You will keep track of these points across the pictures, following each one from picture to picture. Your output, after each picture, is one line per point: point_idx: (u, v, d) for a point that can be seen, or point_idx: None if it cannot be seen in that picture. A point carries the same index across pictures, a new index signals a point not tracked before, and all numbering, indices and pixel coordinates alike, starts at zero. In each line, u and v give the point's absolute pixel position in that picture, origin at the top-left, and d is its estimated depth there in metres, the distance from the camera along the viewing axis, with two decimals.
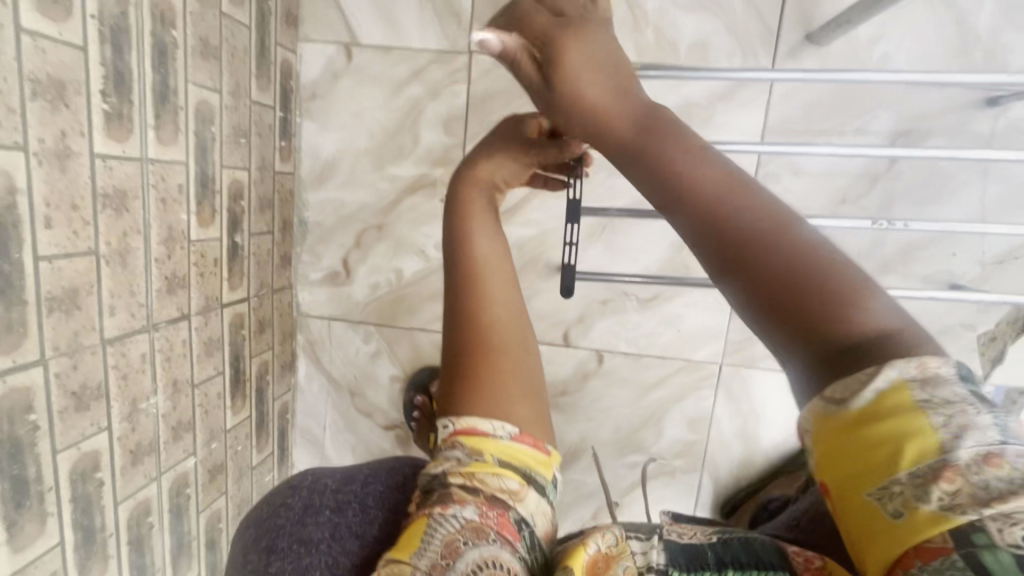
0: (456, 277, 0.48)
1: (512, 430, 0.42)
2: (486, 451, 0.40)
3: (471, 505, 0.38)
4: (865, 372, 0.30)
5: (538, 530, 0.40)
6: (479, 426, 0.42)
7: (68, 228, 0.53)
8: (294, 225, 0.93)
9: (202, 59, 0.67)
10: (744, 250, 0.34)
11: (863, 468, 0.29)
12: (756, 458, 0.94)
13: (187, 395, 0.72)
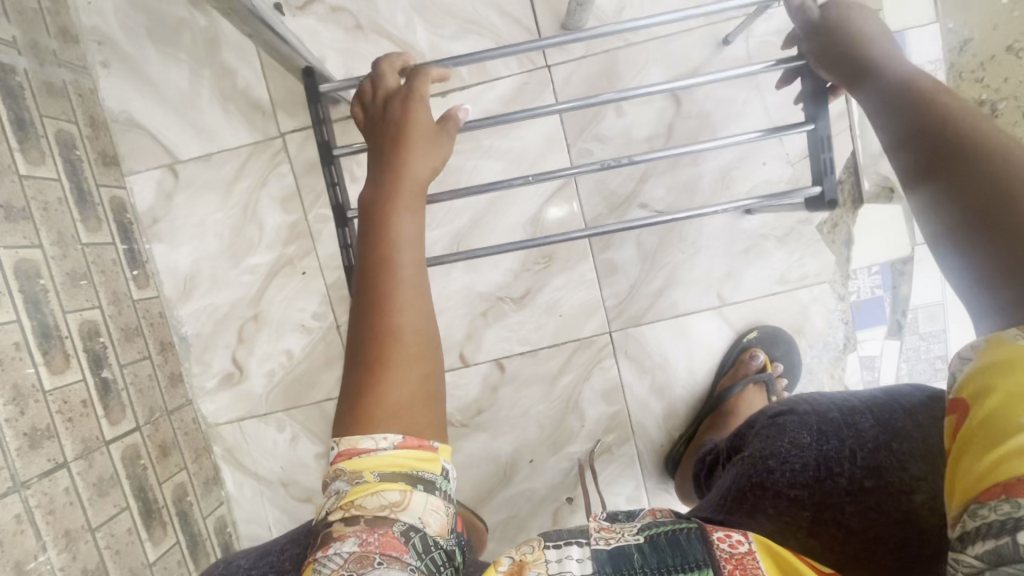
0: (381, 283, 0.52)
1: (396, 439, 0.45)
2: (365, 471, 0.44)
3: (352, 537, 0.42)
4: None
5: (427, 530, 0.43)
6: (357, 444, 0.45)
7: None
8: (176, 343, 0.95)
9: (9, 222, 0.70)
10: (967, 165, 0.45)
11: (1008, 397, 0.33)
12: (679, 407, 0.96)
13: (87, 542, 0.71)
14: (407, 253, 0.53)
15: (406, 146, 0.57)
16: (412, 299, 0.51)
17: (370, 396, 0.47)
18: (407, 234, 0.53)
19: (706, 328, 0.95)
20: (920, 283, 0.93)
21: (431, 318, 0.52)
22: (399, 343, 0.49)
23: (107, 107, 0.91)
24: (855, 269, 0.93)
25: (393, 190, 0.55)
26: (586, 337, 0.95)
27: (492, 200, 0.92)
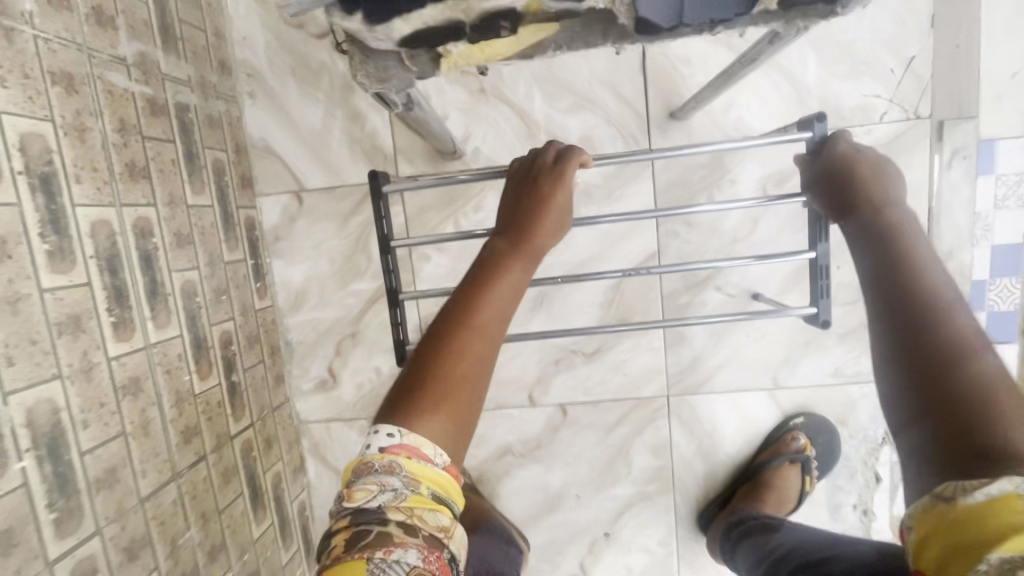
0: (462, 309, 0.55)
1: (447, 460, 0.48)
2: (423, 484, 0.46)
3: (413, 548, 0.43)
4: (979, 480, 0.38)
5: (458, 561, 0.47)
6: (423, 448, 0.48)
7: (101, 422, 0.67)
8: (282, 348, 1.08)
9: (179, 249, 0.82)
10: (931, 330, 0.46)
11: (940, 553, 0.38)
12: (719, 470, 1.06)
13: (215, 522, 0.85)
14: (498, 299, 0.56)
15: (548, 202, 0.63)
16: (489, 324, 0.54)
17: (419, 390, 0.50)
18: (512, 275, 0.58)
19: (757, 407, 1.04)
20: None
21: (484, 367, 0.53)
22: (464, 356, 0.52)
23: (248, 133, 1.01)
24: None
25: (522, 237, 0.61)
26: (645, 396, 1.05)
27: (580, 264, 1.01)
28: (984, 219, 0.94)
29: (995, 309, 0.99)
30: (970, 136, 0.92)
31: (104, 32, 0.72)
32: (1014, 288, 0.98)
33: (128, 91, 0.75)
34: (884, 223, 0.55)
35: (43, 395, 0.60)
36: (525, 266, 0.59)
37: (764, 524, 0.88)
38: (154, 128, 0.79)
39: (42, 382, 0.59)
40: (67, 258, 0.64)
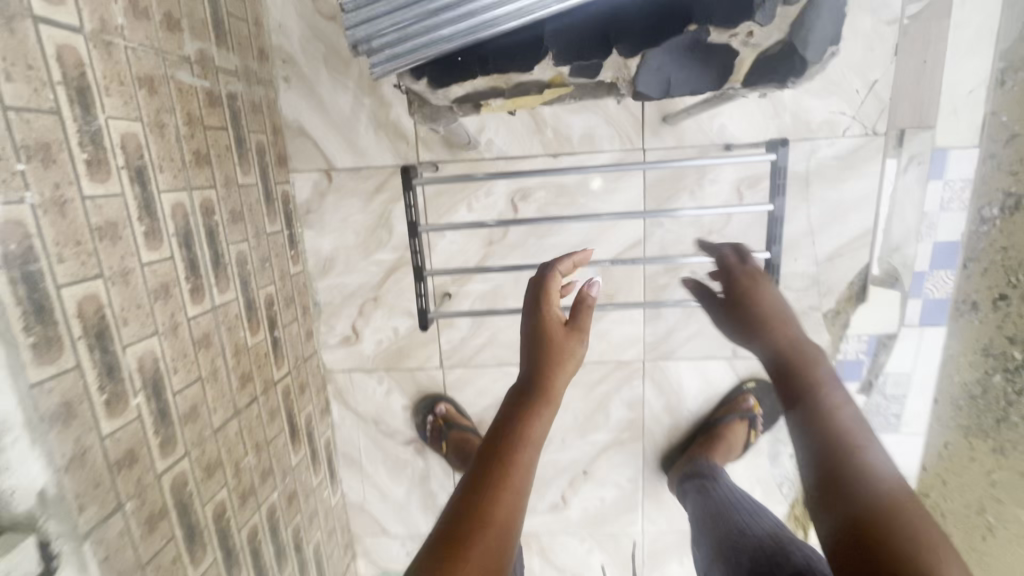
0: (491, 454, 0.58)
1: None
2: None
3: None
4: None
5: None
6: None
7: (184, 369, 0.82)
8: (312, 307, 1.23)
9: (234, 224, 0.96)
10: (838, 471, 0.57)
11: None
12: (681, 424, 1.26)
13: (265, 451, 1.03)
14: (526, 444, 0.59)
15: (558, 338, 0.69)
16: (515, 488, 0.56)
17: (455, 543, 0.52)
18: (538, 419, 0.62)
19: (718, 373, 1.23)
20: (899, 355, 1.21)
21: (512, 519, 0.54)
22: (490, 526, 0.53)
23: (283, 115, 1.12)
24: (849, 337, 1.20)
25: (540, 383, 0.64)
26: (624, 360, 1.23)
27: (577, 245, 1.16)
28: (931, 219, 1.11)
29: (930, 296, 1.17)
30: (927, 144, 1.07)
31: (173, 35, 0.82)
32: (948, 278, 1.16)
33: (192, 86, 0.86)
34: (781, 364, 0.69)
35: (148, 347, 0.75)
36: (546, 416, 0.63)
37: (718, 507, 0.96)
38: (212, 118, 0.90)
39: (147, 337, 0.75)
40: (157, 236, 0.77)
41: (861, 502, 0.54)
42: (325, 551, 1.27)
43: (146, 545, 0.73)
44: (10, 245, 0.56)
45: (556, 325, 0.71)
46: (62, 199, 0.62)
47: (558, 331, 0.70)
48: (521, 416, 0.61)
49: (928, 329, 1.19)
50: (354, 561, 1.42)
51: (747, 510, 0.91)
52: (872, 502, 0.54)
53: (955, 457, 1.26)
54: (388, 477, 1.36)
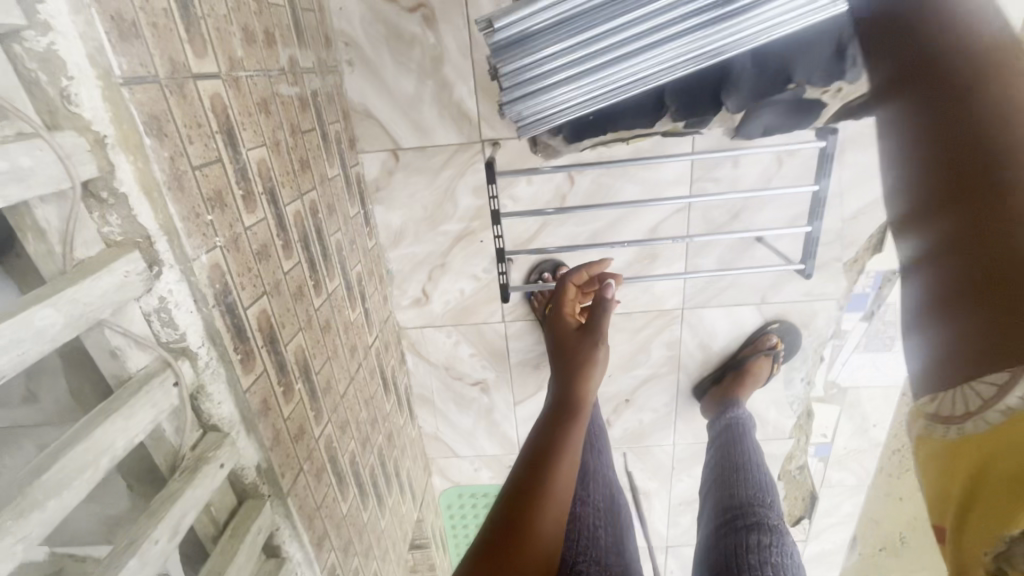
0: (536, 454, 0.84)
1: None
2: None
3: None
4: (989, 391, 0.34)
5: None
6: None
7: (318, 350, 0.97)
8: (386, 274, 1.36)
9: (330, 216, 1.05)
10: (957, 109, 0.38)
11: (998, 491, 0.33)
12: (712, 359, 1.47)
13: (370, 404, 1.22)
14: (563, 463, 0.82)
15: (582, 368, 0.97)
16: (561, 485, 0.80)
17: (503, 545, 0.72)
18: (572, 437, 0.86)
19: (748, 317, 1.41)
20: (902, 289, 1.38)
21: (551, 525, 0.76)
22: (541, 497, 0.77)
23: (350, 99, 1.17)
24: (863, 274, 1.36)
25: (569, 406, 0.91)
26: (665, 308, 1.40)
27: (627, 211, 1.29)
28: None
29: None
30: None
31: (271, 49, 0.86)
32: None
33: (290, 96, 0.92)
34: None
35: (298, 341, 0.89)
36: (574, 431, 0.87)
37: (730, 475, 1.14)
38: (305, 122, 0.97)
39: (297, 333, 0.89)
40: (289, 246, 0.88)
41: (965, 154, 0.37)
42: (412, 473, 1.52)
43: (318, 491, 0.93)
44: (216, 285, 0.68)
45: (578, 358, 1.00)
46: (235, 236, 0.73)
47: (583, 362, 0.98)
48: (559, 434, 0.86)
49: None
50: (431, 477, 1.70)
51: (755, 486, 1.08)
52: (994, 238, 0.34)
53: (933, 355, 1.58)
54: (456, 412, 1.58)
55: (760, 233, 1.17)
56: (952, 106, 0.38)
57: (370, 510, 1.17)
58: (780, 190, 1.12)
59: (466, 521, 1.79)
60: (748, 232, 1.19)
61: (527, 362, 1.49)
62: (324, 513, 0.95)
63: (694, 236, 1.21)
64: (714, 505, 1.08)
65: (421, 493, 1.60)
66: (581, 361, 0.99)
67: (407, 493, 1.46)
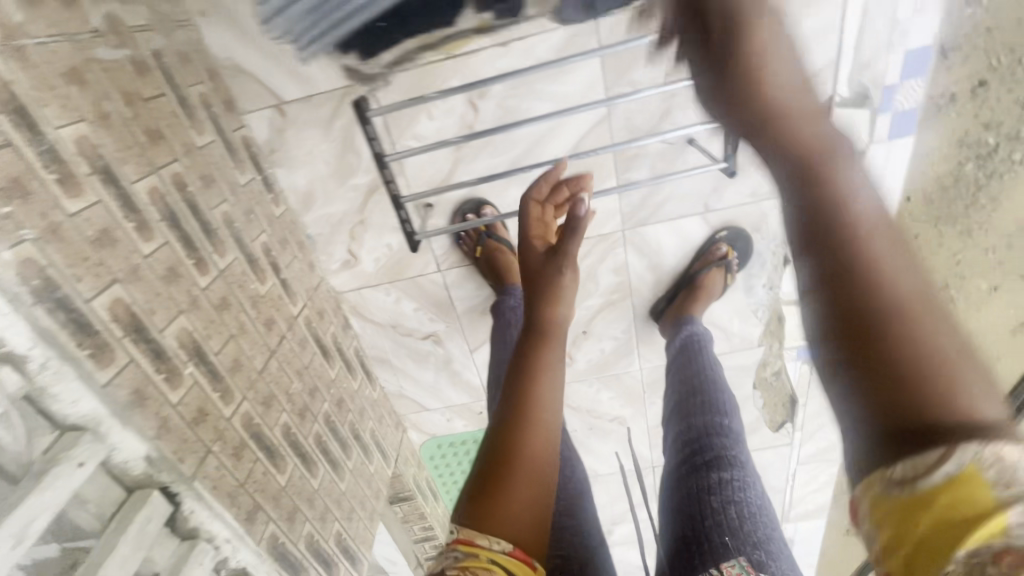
0: (515, 383, 0.81)
1: (506, 548, 0.67)
2: (480, 555, 0.66)
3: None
4: (932, 456, 0.32)
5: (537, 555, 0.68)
6: (475, 538, 0.68)
7: (212, 329, 0.93)
8: (307, 240, 1.30)
9: (209, 188, 0.99)
10: (828, 218, 0.40)
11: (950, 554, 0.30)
12: (665, 279, 1.39)
13: (305, 375, 1.19)
14: (543, 384, 0.80)
15: (546, 286, 0.92)
16: (538, 432, 0.76)
17: (490, 484, 0.71)
18: (551, 358, 0.84)
19: (693, 228, 1.32)
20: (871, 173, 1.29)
21: (545, 450, 0.75)
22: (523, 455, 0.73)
23: (215, 54, 1.06)
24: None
25: (544, 325, 0.88)
26: (605, 233, 1.32)
27: (543, 133, 1.18)
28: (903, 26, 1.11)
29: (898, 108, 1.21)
30: None
31: (74, 8, 0.76)
32: (918, 87, 1.18)
33: (116, 60, 0.83)
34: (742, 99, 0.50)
35: (179, 325, 0.85)
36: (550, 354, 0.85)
37: (690, 413, 1.09)
38: (147, 88, 0.88)
39: (175, 318, 0.84)
40: (147, 227, 0.82)
41: (848, 258, 0.38)
42: (379, 433, 1.53)
43: (239, 469, 0.92)
44: (33, 281, 0.63)
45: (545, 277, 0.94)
46: (54, 225, 0.67)
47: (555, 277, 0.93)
48: (542, 359, 0.84)
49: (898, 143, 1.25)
50: (406, 433, 1.71)
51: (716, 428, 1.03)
52: (877, 315, 0.36)
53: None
54: (416, 367, 1.56)
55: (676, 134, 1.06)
56: (818, 210, 0.40)
57: (321, 476, 1.18)
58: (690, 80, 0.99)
59: (450, 468, 1.82)
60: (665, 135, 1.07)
61: (474, 309, 1.44)
62: (252, 488, 0.95)
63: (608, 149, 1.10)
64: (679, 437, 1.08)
65: (395, 449, 1.63)
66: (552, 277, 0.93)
67: (374, 453, 1.47)
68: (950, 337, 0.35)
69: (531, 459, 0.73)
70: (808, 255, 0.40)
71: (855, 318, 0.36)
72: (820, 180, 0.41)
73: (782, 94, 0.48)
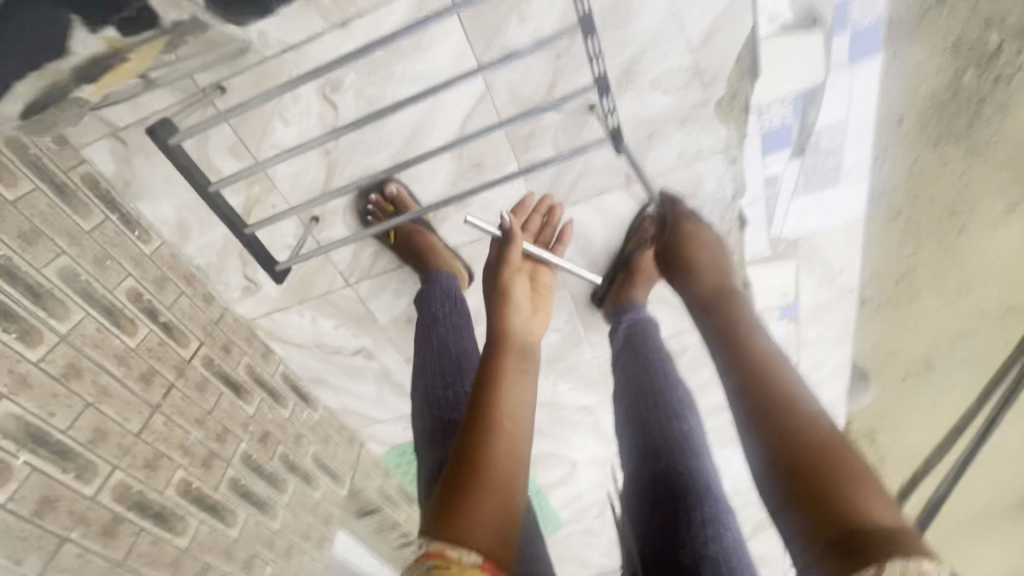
0: (489, 365, 0.76)
1: (477, 556, 0.56)
2: (451, 562, 0.55)
3: None
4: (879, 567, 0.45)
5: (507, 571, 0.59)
6: (446, 552, 0.56)
7: (53, 406, 0.84)
8: (197, 272, 1.19)
9: (34, 247, 0.88)
10: (771, 399, 0.60)
11: None
12: (599, 262, 1.24)
13: (210, 420, 1.12)
14: (518, 370, 0.77)
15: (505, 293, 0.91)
16: (506, 435, 0.67)
17: (469, 469, 0.63)
18: (516, 349, 0.80)
19: (620, 204, 1.13)
20: (828, 108, 1.06)
21: (513, 441, 0.67)
22: (498, 469, 0.63)
23: None
24: (760, 108, 1.05)
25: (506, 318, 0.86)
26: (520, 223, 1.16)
27: (418, 121, 1.00)
28: None
29: (858, 20, 0.98)
30: None
31: None
32: None
33: None
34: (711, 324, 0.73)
35: (1, 413, 0.77)
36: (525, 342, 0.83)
37: (644, 424, 0.90)
38: None
39: None
40: None
41: (792, 430, 0.57)
42: (325, 454, 1.47)
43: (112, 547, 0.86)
44: None
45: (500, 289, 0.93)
46: None
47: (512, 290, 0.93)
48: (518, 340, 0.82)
49: (862, 67, 1.02)
50: (363, 445, 1.65)
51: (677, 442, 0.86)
52: (815, 452, 0.54)
53: (903, 195, 1.20)
54: (354, 383, 1.47)
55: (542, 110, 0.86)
56: (764, 396, 0.60)
57: (241, 522, 1.13)
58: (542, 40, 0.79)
59: None
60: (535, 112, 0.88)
61: (398, 319, 1.32)
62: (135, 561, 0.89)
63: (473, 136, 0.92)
64: (632, 460, 0.88)
65: (349, 465, 1.57)
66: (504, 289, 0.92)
67: (319, 478, 1.41)
68: (859, 459, 0.54)
69: (509, 438, 0.67)
70: (760, 423, 0.59)
71: (799, 461, 0.54)
72: (770, 382, 0.61)
73: (739, 317, 0.72)
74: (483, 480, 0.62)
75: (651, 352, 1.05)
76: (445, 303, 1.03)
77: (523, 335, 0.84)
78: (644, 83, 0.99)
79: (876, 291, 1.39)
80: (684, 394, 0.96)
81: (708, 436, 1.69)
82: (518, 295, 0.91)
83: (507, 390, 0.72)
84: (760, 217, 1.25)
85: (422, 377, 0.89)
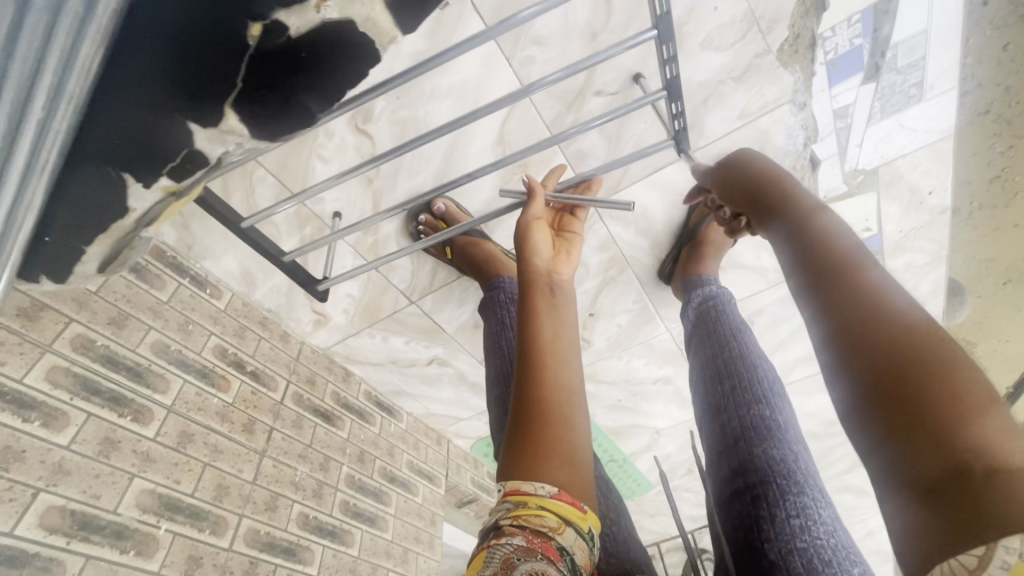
0: (523, 317, 0.72)
1: (552, 490, 0.56)
2: (529, 501, 0.55)
3: (518, 537, 0.52)
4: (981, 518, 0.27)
5: (590, 520, 0.58)
6: (522, 486, 0.56)
7: (178, 473, 0.90)
8: (269, 315, 1.22)
9: (126, 329, 0.92)
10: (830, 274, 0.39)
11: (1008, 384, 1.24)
12: (662, 238, 1.17)
13: (312, 452, 1.18)
14: (546, 322, 0.70)
15: (528, 241, 0.85)
16: (560, 375, 0.65)
17: (528, 430, 0.60)
18: (541, 297, 0.75)
19: (681, 178, 1.05)
20: (903, 24, 0.90)
21: (571, 386, 0.64)
22: (554, 401, 0.62)
23: None
24: (821, 38, 0.92)
25: (530, 268, 0.80)
26: None
27: (455, 135, 0.96)
28: None
29: None
30: None
31: None
32: None
33: None
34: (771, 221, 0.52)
35: (136, 491, 0.84)
36: (558, 292, 0.77)
37: (721, 410, 0.80)
38: None
39: (128, 487, 0.83)
40: (59, 416, 0.79)
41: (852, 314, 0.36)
42: (418, 459, 1.53)
43: None
44: None
45: (519, 236, 0.86)
46: None
47: (530, 239, 0.85)
48: (536, 293, 0.75)
49: None
50: (450, 441, 1.71)
51: (755, 427, 0.74)
52: (881, 348, 0.34)
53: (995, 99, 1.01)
54: (432, 389, 1.50)
55: (591, 126, 0.81)
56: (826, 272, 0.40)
57: (358, 539, 1.20)
58: (585, 62, 0.72)
59: None
60: (583, 127, 0.82)
61: (465, 325, 1.32)
62: None
63: (515, 156, 0.88)
64: (711, 426, 0.81)
65: (442, 463, 1.63)
66: (523, 236, 0.86)
67: (418, 483, 1.48)
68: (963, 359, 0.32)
69: (554, 392, 0.63)
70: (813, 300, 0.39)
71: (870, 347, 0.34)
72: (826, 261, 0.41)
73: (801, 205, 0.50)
74: (550, 425, 0.60)
75: (725, 333, 0.93)
76: (508, 307, 0.98)
77: (545, 282, 0.78)
78: (692, 45, 0.90)
79: (970, 198, 1.18)
80: (769, 377, 0.84)
81: (798, 387, 1.62)
82: (538, 244, 0.85)
83: (551, 345, 0.67)
84: (833, 152, 1.09)
85: (498, 349, 0.90)
